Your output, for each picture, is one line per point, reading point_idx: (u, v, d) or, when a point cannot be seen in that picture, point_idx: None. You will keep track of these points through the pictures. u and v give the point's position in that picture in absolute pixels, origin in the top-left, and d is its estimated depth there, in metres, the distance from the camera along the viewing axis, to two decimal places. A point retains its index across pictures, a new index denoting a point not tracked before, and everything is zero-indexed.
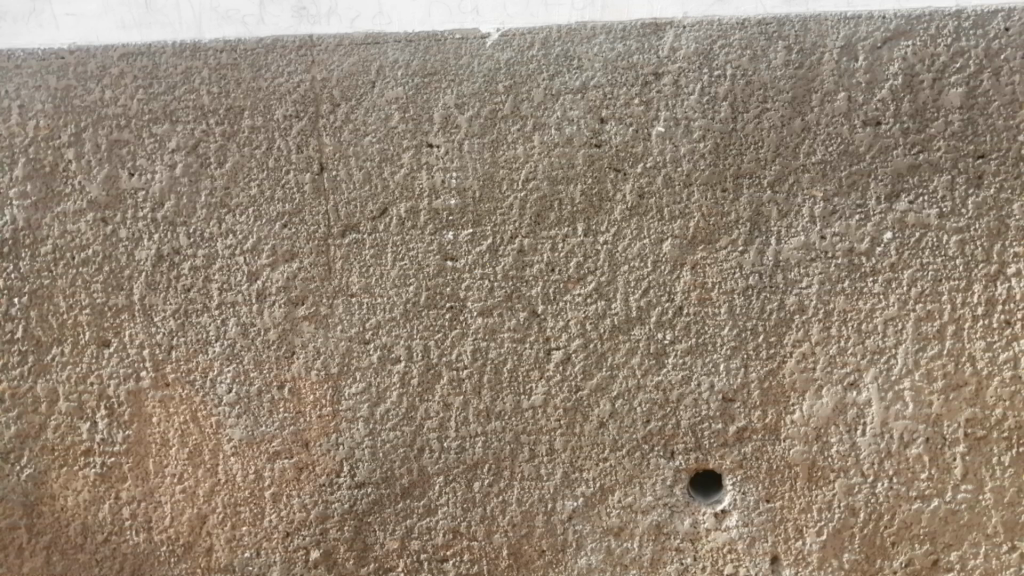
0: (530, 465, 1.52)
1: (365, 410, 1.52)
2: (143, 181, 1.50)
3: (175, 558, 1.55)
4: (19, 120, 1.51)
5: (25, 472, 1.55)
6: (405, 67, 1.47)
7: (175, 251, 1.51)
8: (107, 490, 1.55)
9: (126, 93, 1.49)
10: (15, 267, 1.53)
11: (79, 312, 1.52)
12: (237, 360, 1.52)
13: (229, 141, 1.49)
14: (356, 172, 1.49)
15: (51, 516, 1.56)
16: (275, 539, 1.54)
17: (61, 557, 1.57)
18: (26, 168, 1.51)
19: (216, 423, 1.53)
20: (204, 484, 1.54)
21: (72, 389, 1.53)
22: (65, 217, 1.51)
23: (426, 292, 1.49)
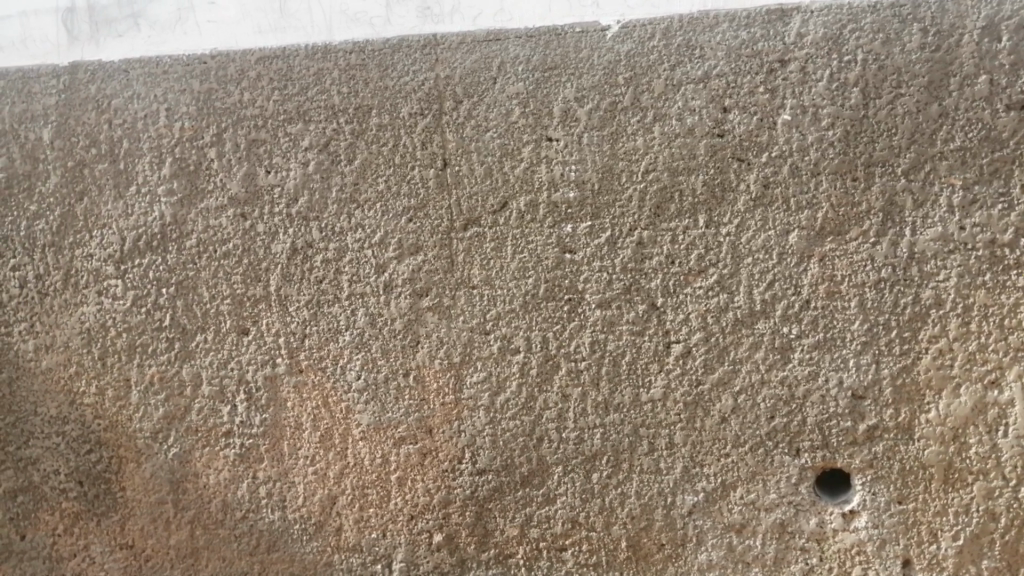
0: (649, 458, 1.51)
1: (486, 399, 1.55)
2: (278, 178, 1.57)
3: (307, 536, 1.64)
4: (166, 122, 1.59)
5: (171, 451, 1.66)
6: (525, 62, 1.48)
7: (308, 245, 1.58)
8: (245, 470, 1.64)
9: (263, 94, 1.55)
10: (163, 260, 1.62)
11: (221, 302, 1.61)
12: (366, 348, 1.58)
13: (358, 139, 1.54)
14: (478, 167, 1.51)
15: (195, 492, 1.66)
16: (401, 522, 1.60)
17: (203, 531, 1.67)
18: (172, 167, 1.59)
19: (346, 409, 1.60)
20: (334, 467, 1.61)
21: (214, 374, 1.63)
22: (208, 213, 1.60)
23: (545, 285, 1.51)
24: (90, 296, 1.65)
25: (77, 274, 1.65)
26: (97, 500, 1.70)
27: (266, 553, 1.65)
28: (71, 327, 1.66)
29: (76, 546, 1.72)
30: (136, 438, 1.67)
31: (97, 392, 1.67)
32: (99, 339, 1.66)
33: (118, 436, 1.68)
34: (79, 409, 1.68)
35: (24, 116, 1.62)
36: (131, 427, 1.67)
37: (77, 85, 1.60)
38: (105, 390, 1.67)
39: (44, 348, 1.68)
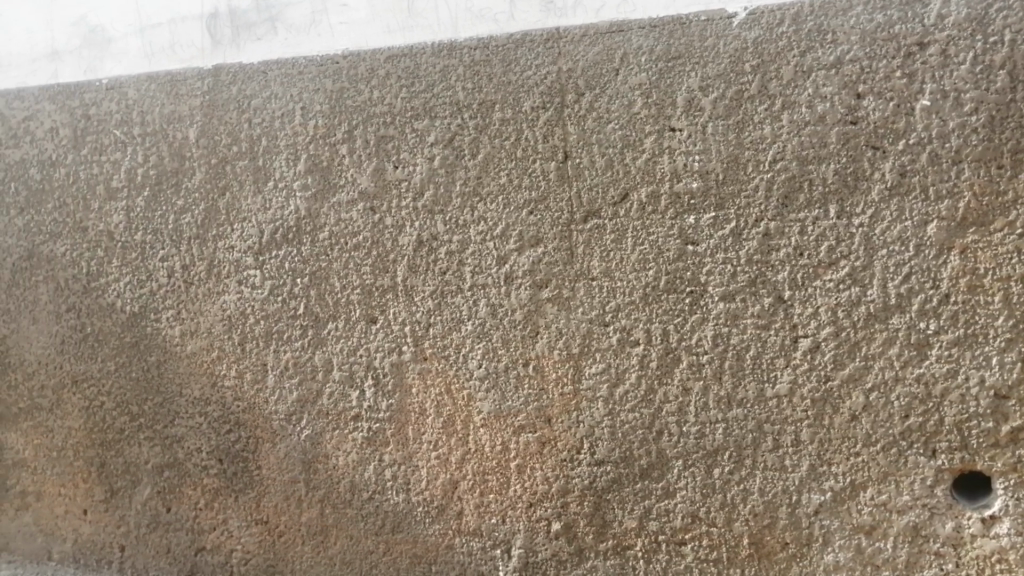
0: (773, 455, 1.48)
1: (605, 391, 1.56)
2: (405, 173, 1.61)
3: (430, 518, 1.69)
4: (302, 121, 1.65)
5: (304, 433, 1.75)
6: (649, 52, 1.47)
7: (433, 237, 1.61)
8: (372, 453, 1.71)
9: (392, 92, 1.60)
10: (297, 251, 1.70)
11: (351, 292, 1.68)
12: (487, 338, 1.61)
13: (481, 134, 1.56)
14: (599, 159, 1.51)
15: (325, 473, 1.75)
16: (520, 509, 1.63)
17: (332, 510, 1.75)
18: (307, 163, 1.66)
19: (467, 396, 1.64)
20: (456, 452, 1.65)
21: (344, 359, 1.70)
22: (340, 207, 1.66)
23: (666, 277, 1.50)
24: (230, 285, 1.75)
25: (219, 265, 1.75)
26: (236, 477, 1.81)
27: (391, 533, 1.72)
28: (213, 314, 1.77)
29: (216, 520, 1.84)
30: (271, 420, 1.77)
31: (237, 376, 1.78)
32: (239, 326, 1.76)
33: (256, 417, 1.78)
34: (220, 391, 1.79)
35: (173, 117, 1.73)
36: (267, 409, 1.77)
37: (220, 87, 1.70)
38: (243, 373, 1.77)
39: (190, 334, 1.79)
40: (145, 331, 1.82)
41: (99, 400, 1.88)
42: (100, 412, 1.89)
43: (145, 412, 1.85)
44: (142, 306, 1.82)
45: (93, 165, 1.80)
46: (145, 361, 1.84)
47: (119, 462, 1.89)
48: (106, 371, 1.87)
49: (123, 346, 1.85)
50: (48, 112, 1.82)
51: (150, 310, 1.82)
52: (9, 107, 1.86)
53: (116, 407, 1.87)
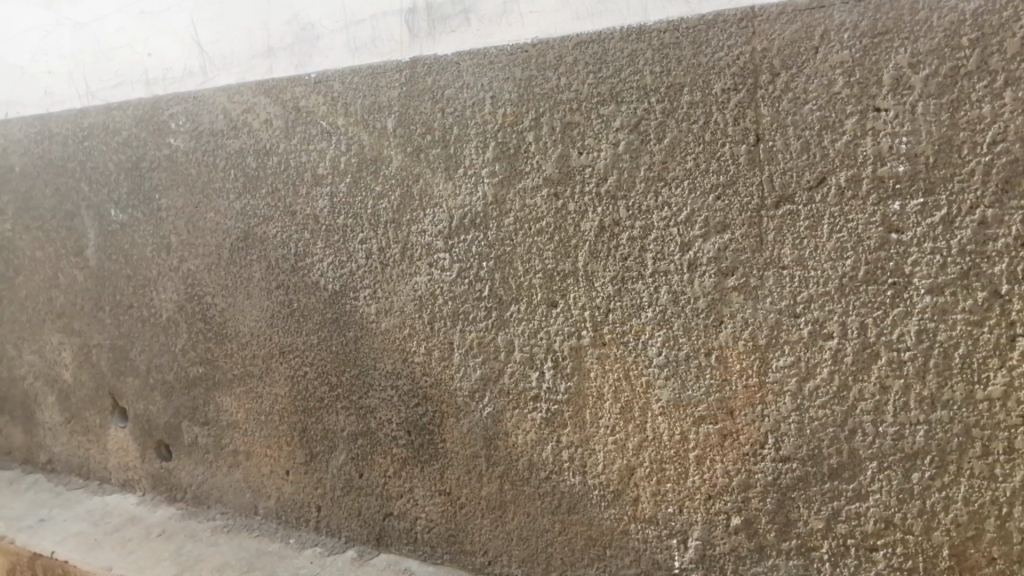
0: (982, 462, 1.37)
1: (793, 384, 1.50)
2: (590, 159, 1.61)
3: (605, 503, 1.70)
4: (491, 109, 1.69)
5: (486, 411, 1.81)
6: (853, 28, 1.37)
7: (615, 223, 1.61)
8: (550, 434, 1.75)
9: (579, 78, 1.59)
10: (483, 236, 1.75)
11: (533, 276, 1.71)
12: (668, 326, 1.59)
13: (669, 117, 1.53)
14: (794, 142, 1.44)
15: (505, 450, 1.80)
16: (698, 500, 1.61)
17: (511, 487, 1.81)
18: (495, 151, 1.70)
19: (646, 383, 1.63)
20: (633, 439, 1.65)
21: (525, 341, 1.74)
22: (525, 192, 1.69)
23: (865, 267, 1.41)
24: (422, 267, 1.84)
25: (412, 248, 1.85)
26: (422, 449, 1.91)
27: (567, 514, 1.75)
28: (406, 294, 1.87)
29: (403, 488, 1.95)
30: (456, 396, 1.85)
31: (425, 352, 1.87)
32: (429, 306, 1.85)
33: (442, 393, 1.87)
34: (410, 366, 1.90)
35: (372, 108, 1.83)
36: (452, 386, 1.85)
37: (417, 78, 1.77)
38: (431, 351, 1.86)
39: (384, 312, 1.91)
40: (345, 308, 1.96)
41: (303, 370, 2.04)
42: (303, 381, 2.05)
43: (342, 383, 2.00)
44: (343, 285, 1.95)
45: (302, 153, 1.94)
46: (344, 337, 1.97)
47: (318, 428, 2.05)
48: (309, 344, 2.03)
49: (324, 321, 1.99)
50: (263, 105, 1.97)
51: (349, 289, 1.95)
52: (230, 101, 2.02)
53: (317, 377, 2.03)
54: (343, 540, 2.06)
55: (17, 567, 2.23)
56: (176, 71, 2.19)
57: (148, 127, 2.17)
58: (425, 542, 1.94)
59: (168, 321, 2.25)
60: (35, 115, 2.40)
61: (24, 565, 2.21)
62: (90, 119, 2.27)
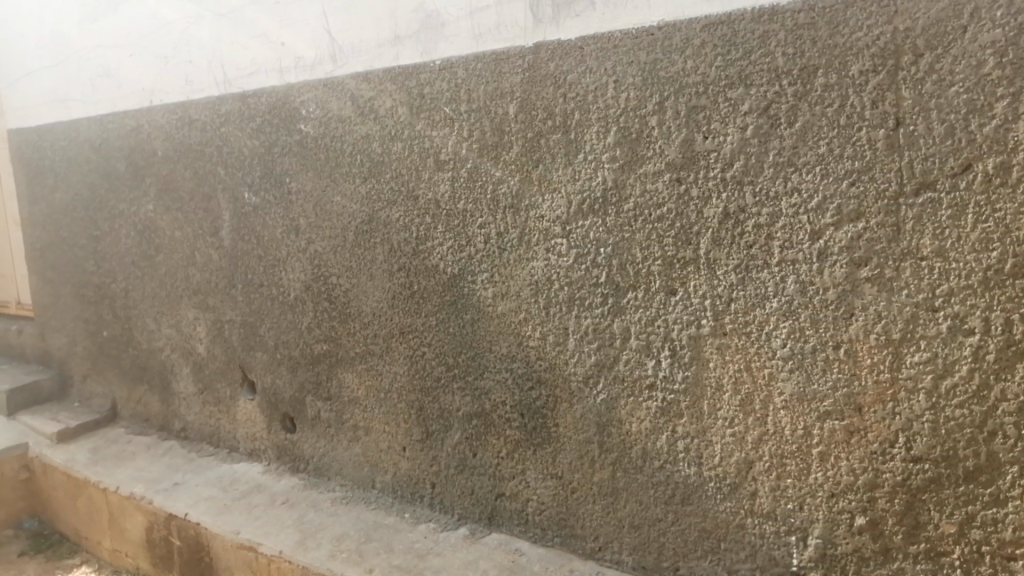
0: None
1: (928, 382, 1.42)
2: (715, 144, 1.58)
3: (721, 495, 1.68)
4: (615, 94, 1.68)
5: (601, 397, 1.81)
6: (1007, 5, 1.28)
7: (741, 210, 1.57)
8: (666, 423, 1.73)
9: (707, 61, 1.56)
10: (602, 221, 1.75)
11: (652, 262, 1.70)
12: (793, 317, 1.54)
13: (801, 101, 1.48)
14: (938, 126, 1.36)
15: (619, 437, 1.80)
16: (820, 497, 1.56)
17: (624, 474, 1.80)
18: (617, 136, 1.69)
19: (769, 375, 1.59)
20: (754, 432, 1.62)
21: (642, 329, 1.73)
22: (647, 177, 1.67)
23: (1013, 260, 1.32)
24: (539, 252, 1.85)
25: (530, 233, 1.86)
26: (535, 432, 1.93)
27: (681, 504, 1.73)
28: (522, 278, 1.89)
29: (515, 470, 1.98)
30: (570, 381, 1.86)
31: (540, 336, 1.89)
32: (545, 291, 1.86)
33: (557, 377, 1.88)
34: (526, 349, 1.91)
35: (495, 94, 1.85)
36: (566, 371, 1.86)
37: (540, 64, 1.78)
38: (547, 336, 1.88)
39: (501, 296, 1.93)
40: (463, 291, 2.00)
41: (422, 350, 2.10)
42: (421, 362, 2.11)
43: (459, 364, 2.04)
44: (462, 268, 1.99)
45: (425, 140, 1.99)
46: (461, 319, 2.01)
47: (435, 407, 2.10)
48: (428, 325, 2.08)
49: (443, 303, 2.04)
50: (389, 91, 2.03)
51: (468, 272, 1.98)
52: (358, 88, 2.09)
53: (435, 358, 2.08)
54: (456, 518, 2.11)
55: (154, 525, 2.38)
56: (307, 59, 2.21)
57: (281, 113, 2.26)
58: (536, 524, 1.96)
59: (295, 299, 2.35)
60: (176, 103, 2.54)
61: (161, 523, 2.35)
62: (226, 107, 2.39)
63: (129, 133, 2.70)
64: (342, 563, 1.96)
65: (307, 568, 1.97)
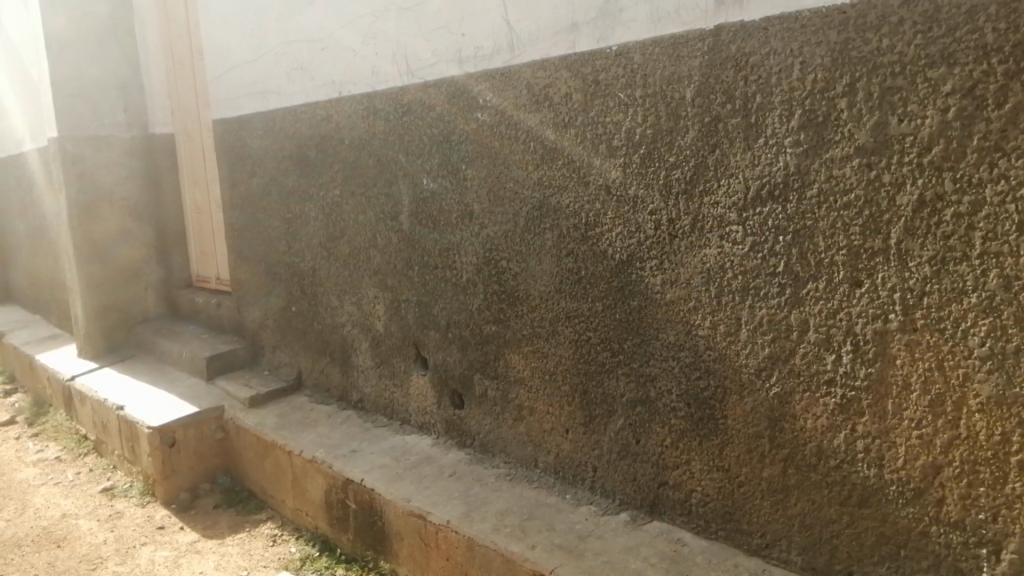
0: None
1: None
2: (912, 127, 1.48)
3: (903, 500, 1.59)
4: (800, 75, 1.62)
5: (773, 390, 1.76)
6: None
7: (938, 197, 1.47)
8: (844, 421, 1.65)
9: (904, 39, 1.47)
10: (782, 208, 1.69)
11: (836, 252, 1.62)
12: (995, 314, 1.42)
13: (1013, 80, 1.36)
14: None
15: (792, 433, 1.74)
16: (1017, 510, 1.44)
17: (795, 471, 1.75)
18: (802, 119, 1.63)
19: (963, 375, 1.48)
20: (943, 435, 1.51)
21: (822, 321, 1.66)
22: (833, 162, 1.60)
23: None
24: (712, 240, 1.82)
25: (703, 219, 1.82)
26: (702, 422, 1.90)
27: (858, 507, 1.65)
28: (694, 266, 1.86)
29: (680, 460, 1.96)
30: (741, 373, 1.81)
31: (711, 326, 1.85)
32: (717, 279, 1.82)
33: (727, 368, 1.84)
34: (694, 339, 1.89)
35: (672, 78, 1.83)
36: (737, 362, 1.81)
37: (720, 46, 1.74)
38: (717, 326, 1.84)
39: (670, 283, 1.91)
40: (630, 278, 1.99)
41: (587, 335, 2.12)
42: (586, 346, 2.13)
43: (624, 350, 2.04)
44: (630, 255, 1.98)
45: (599, 126, 2.00)
46: (628, 306, 2.01)
47: (599, 392, 2.12)
48: (594, 311, 2.09)
49: (610, 289, 2.05)
50: (564, 79, 2.05)
51: (636, 258, 1.97)
52: (535, 76, 2.12)
53: (600, 343, 2.09)
54: (618, 502, 2.12)
55: (333, 489, 2.55)
56: (485, 49, 2.26)
57: (459, 103, 2.35)
58: (700, 515, 1.94)
59: (467, 282, 2.44)
60: (362, 94, 2.70)
61: (339, 487, 2.52)
62: (408, 97, 2.51)
63: (319, 123, 2.90)
64: (506, 537, 2.02)
65: (472, 540, 2.05)
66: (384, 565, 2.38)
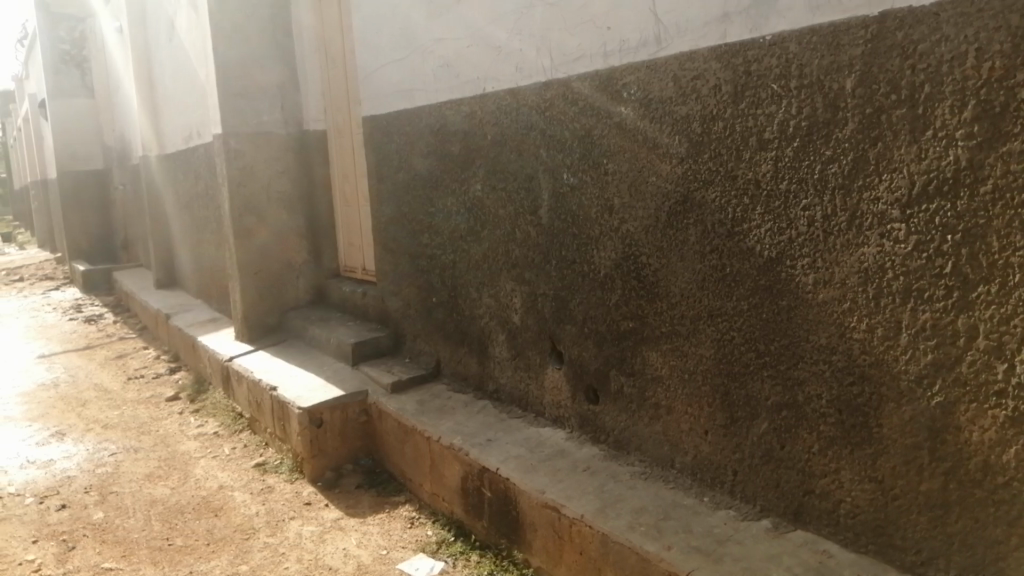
0: None
1: None
2: None
3: None
4: (975, 63, 1.51)
5: (936, 400, 1.65)
6: None
7: None
8: (1016, 436, 1.53)
9: None
10: (951, 206, 1.58)
11: (1012, 253, 1.50)
12: None
13: None
14: None
15: (955, 446, 1.63)
16: None
17: (957, 487, 1.63)
18: (976, 110, 1.52)
19: None
20: None
21: (994, 327, 1.54)
22: (1010, 156, 1.48)
23: None
24: (871, 238, 1.72)
25: (861, 216, 1.73)
26: (854, 430, 1.81)
27: None
28: (850, 265, 1.77)
29: (828, 468, 1.88)
30: (900, 380, 1.71)
31: (867, 329, 1.76)
32: (876, 280, 1.73)
33: (884, 374, 1.74)
34: (848, 342, 1.80)
35: (831, 68, 1.75)
36: (896, 368, 1.71)
37: (885, 33, 1.64)
38: (874, 328, 1.75)
39: (823, 283, 1.83)
40: (780, 276, 1.92)
41: (731, 335, 2.06)
42: (729, 346, 2.07)
43: (771, 353, 1.97)
44: (780, 253, 1.91)
45: (749, 118, 1.94)
46: (777, 305, 1.94)
47: (741, 394, 2.06)
48: (739, 309, 2.03)
49: (756, 288, 1.98)
50: (714, 70, 2.00)
51: (787, 256, 1.90)
52: (682, 68, 2.08)
53: (745, 343, 2.03)
54: (758, 509, 2.05)
55: (469, 476, 2.61)
56: (632, 42, 2.23)
57: (603, 97, 2.34)
58: (848, 527, 1.85)
59: (606, 277, 2.43)
60: (506, 89, 2.73)
61: (475, 474, 2.57)
62: (552, 92, 2.52)
63: (464, 118, 2.96)
64: (641, 535, 2.00)
65: (607, 535, 2.04)
66: (518, 555, 2.41)
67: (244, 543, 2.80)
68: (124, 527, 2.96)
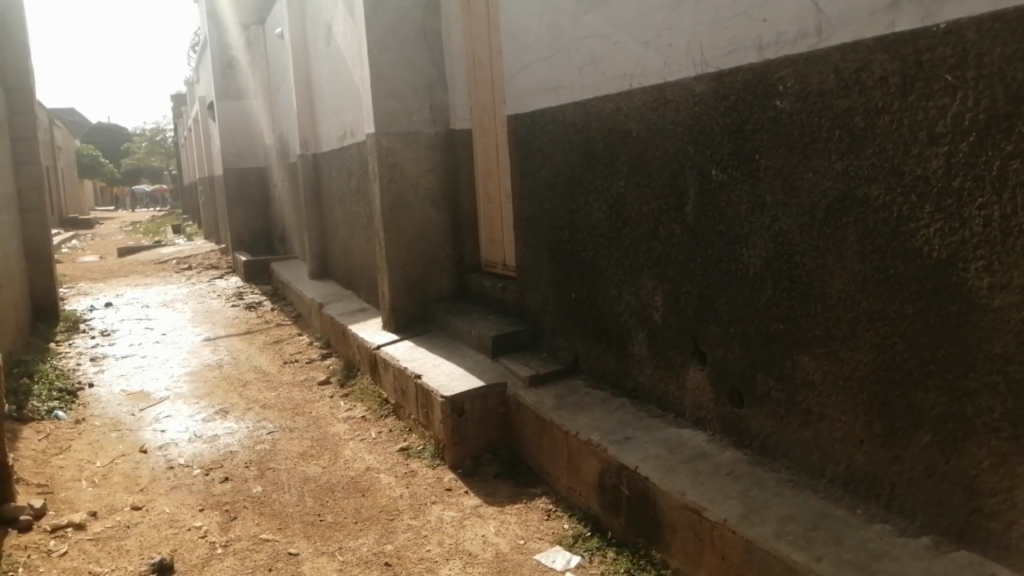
0: None
1: None
2: None
3: None
4: None
5: None
6: None
7: None
8: None
9: None
10: None
11: None
12: None
13: None
14: None
15: None
16: None
17: None
18: None
19: None
20: None
21: None
22: None
23: None
24: None
25: None
26: None
27: None
28: None
29: (999, 486, 1.74)
30: None
31: None
32: None
33: None
34: None
35: (1015, 56, 1.63)
36: None
37: None
38: None
39: (1000, 288, 1.70)
40: (950, 280, 1.80)
41: (892, 340, 1.96)
42: (890, 352, 1.96)
43: (937, 360, 1.85)
44: (951, 254, 1.79)
45: (918, 111, 1.83)
46: (946, 310, 1.82)
47: (902, 403, 1.95)
48: (902, 314, 1.92)
49: (923, 291, 1.87)
50: (880, 61, 1.90)
51: (959, 258, 1.78)
52: (845, 60, 1.99)
53: (908, 350, 1.92)
54: (917, 525, 1.94)
55: (607, 472, 2.60)
56: (789, 33, 2.15)
57: (756, 91, 2.27)
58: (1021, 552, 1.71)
59: (754, 277, 2.36)
60: (653, 84, 2.70)
61: (614, 471, 2.56)
62: (702, 87, 2.48)
63: (609, 115, 2.96)
64: (789, 545, 1.93)
65: (752, 542, 1.99)
66: (656, 554, 2.39)
67: (389, 524, 2.92)
68: (280, 501, 3.15)
